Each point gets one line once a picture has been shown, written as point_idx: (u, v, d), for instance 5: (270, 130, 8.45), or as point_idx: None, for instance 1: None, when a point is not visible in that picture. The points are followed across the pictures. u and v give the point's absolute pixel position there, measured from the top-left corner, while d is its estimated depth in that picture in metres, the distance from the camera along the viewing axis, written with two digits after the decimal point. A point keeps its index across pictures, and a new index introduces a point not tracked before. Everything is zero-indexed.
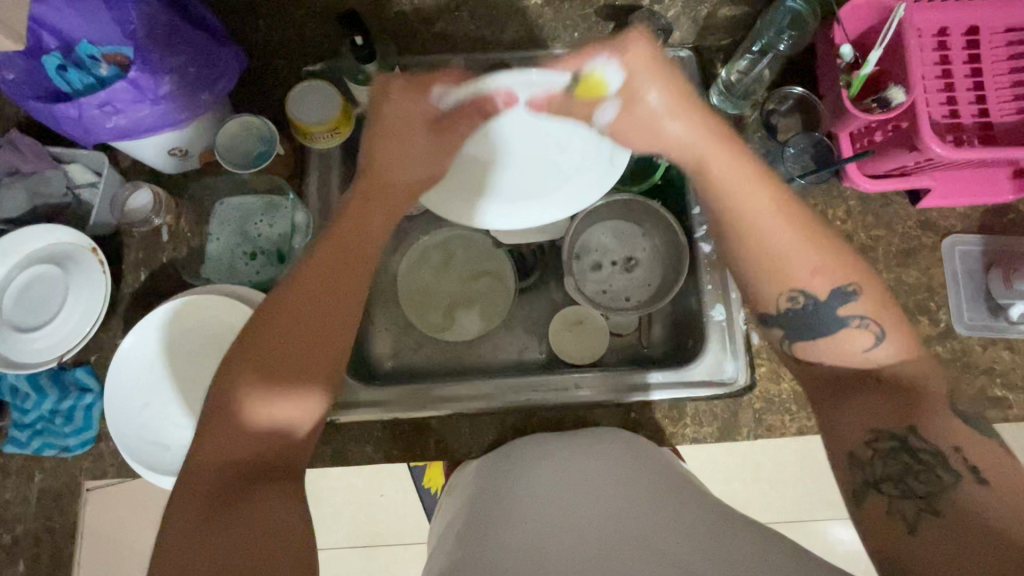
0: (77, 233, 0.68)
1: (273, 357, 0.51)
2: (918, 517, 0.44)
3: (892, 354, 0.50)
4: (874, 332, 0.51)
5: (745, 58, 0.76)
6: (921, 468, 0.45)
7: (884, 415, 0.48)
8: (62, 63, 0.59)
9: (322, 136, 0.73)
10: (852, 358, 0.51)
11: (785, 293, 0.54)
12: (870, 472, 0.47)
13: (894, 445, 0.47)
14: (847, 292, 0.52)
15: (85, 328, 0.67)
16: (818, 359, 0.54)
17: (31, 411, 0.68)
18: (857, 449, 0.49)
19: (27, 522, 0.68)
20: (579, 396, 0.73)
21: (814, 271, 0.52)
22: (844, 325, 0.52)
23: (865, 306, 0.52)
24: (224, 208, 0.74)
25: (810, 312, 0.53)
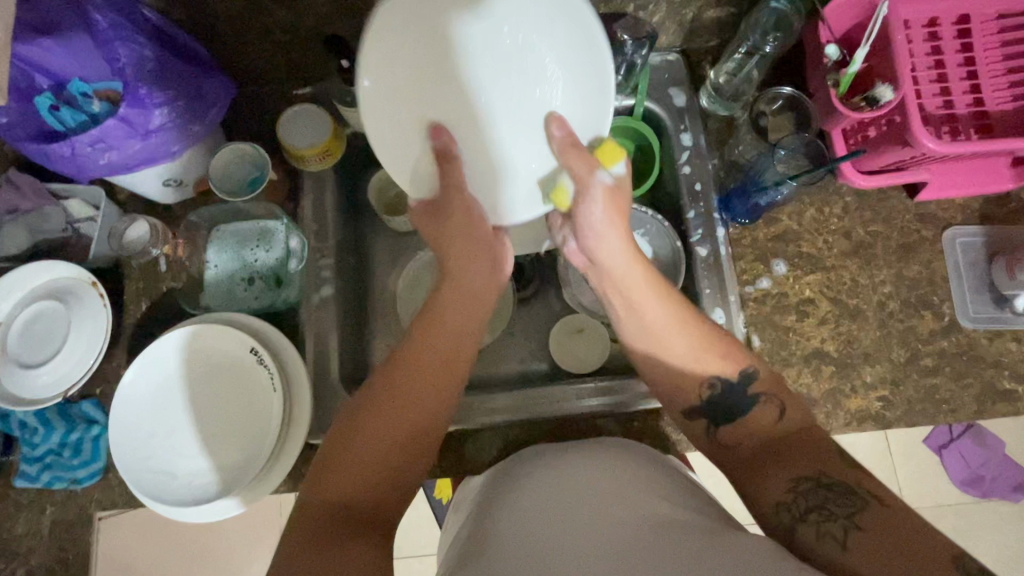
0: (78, 269, 0.69)
1: (409, 407, 0.56)
2: (847, 534, 0.45)
3: (794, 420, 0.56)
4: (774, 403, 0.57)
5: (733, 59, 0.75)
6: (836, 496, 0.48)
7: (791, 462, 0.52)
8: (54, 102, 0.60)
9: (315, 159, 0.73)
10: (753, 423, 0.57)
11: (700, 386, 0.60)
12: (795, 510, 0.49)
13: (812, 484, 0.49)
14: (748, 372, 0.59)
15: (89, 361, 0.67)
16: (733, 436, 0.58)
17: (39, 445, 0.69)
18: (779, 503, 0.50)
19: (40, 555, 0.69)
20: (583, 406, 0.73)
21: (691, 349, 0.60)
22: (753, 404, 0.58)
23: (758, 388, 0.58)
24: (222, 235, 0.75)
25: (726, 404, 0.59)
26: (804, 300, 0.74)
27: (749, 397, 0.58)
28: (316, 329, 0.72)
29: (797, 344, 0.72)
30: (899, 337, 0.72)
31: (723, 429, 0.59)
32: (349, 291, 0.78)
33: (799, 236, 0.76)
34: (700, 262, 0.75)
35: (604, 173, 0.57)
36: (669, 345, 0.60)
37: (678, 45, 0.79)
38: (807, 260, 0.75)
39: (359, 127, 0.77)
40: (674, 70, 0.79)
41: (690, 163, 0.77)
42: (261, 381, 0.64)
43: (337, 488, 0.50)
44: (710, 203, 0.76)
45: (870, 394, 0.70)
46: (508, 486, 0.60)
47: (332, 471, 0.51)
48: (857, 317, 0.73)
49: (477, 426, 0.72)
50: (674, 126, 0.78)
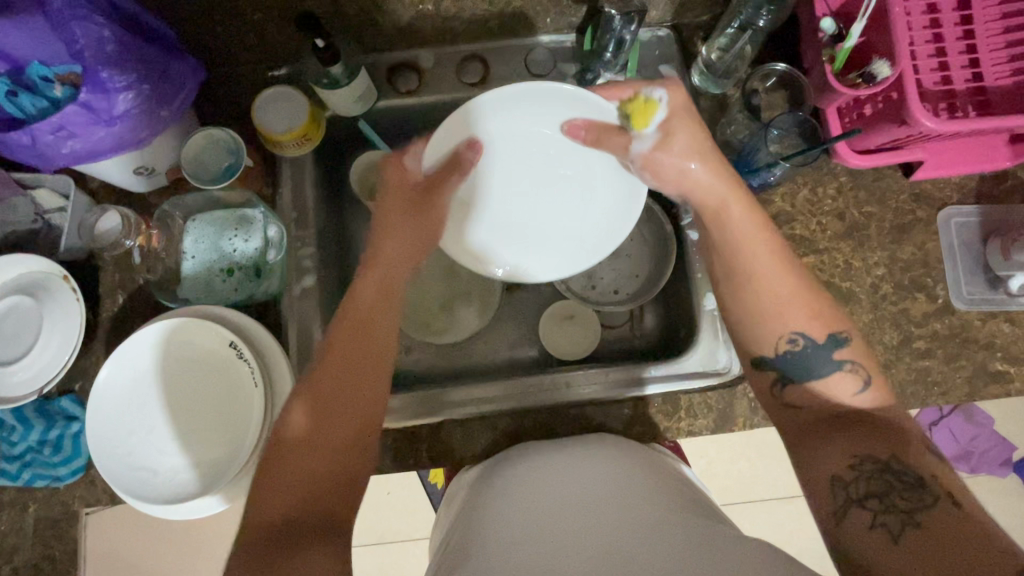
0: (49, 262, 0.66)
1: (340, 405, 0.53)
2: (902, 529, 0.43)
3: (867, 401, 0.51)
4: (859, 373, 0.52)
5: (726, 34, 0.73)
6: (905, 486, 0.45)
7: (865, 443, 0.48)
8: (12, 88, 0.57)
9: (292, 145, 0.71)
10: (830, 388, 0.53)
11: (779, 335, 0.55)
12: (853, 490, 0.47)
13: (877, 467, 0.47)
14: (837, 337, 0.54)
15: (64, 357, 0.66)
16: (801, 397, 0.54)
17: (18, 443, 0.67)
18: (837, 478, 0.48)
19: (25, 552, 0.68)
20: (579, 393, 0.72)
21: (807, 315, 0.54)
22: (837, 369, 0.53)
23: (848, 352, 0.54)
24: (198, 225, 0.72)
25: (790, 363, 0.55)
26: None
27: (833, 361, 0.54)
28: (299, 320, 0.70)
29: None
30: (892, 320, 0.71)
31: (787, 388, 0.55)
32: (332, 280, 0.76)
33: (791, 218, 0.74)
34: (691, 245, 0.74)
35: (638, 140, 0.64)
36: (788, 313, 0.55)
37: (669, 20, 0.77)
38: (800, 242, 0.73)
39: (337, 110, 0.74)
40: (664, 47, 0.77)
41: None
42: (241, 375, 0.62)
43: (283, 506, 0.48)
44: None
45: None
46: (497, 477, 0.61)
47: (273, 472, 0.50)
48: (850, 300, 0.72)
49: (469, 414, 0.72)
50: None
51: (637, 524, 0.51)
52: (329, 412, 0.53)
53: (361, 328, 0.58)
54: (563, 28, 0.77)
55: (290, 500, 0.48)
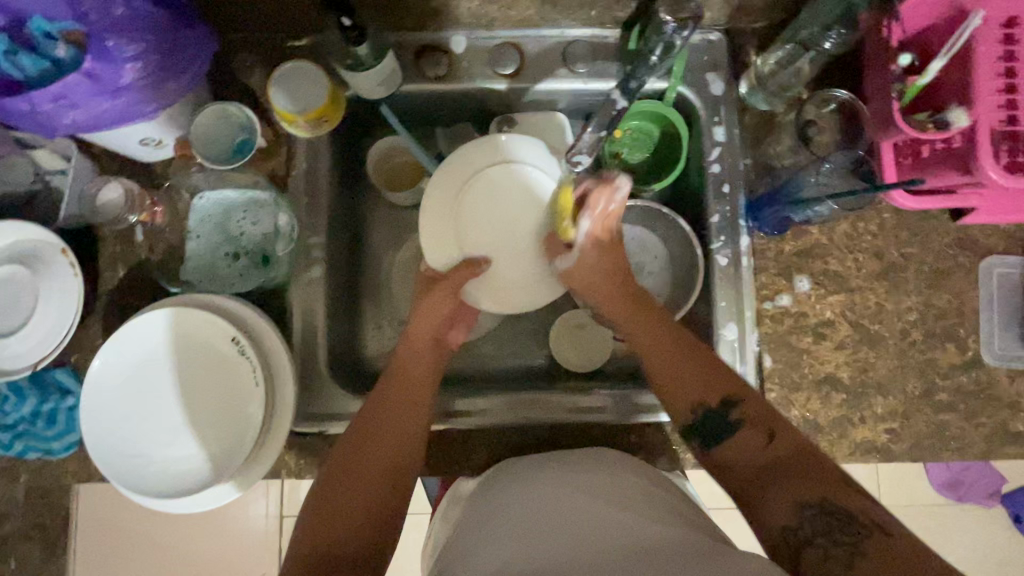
0: (45, 232, 0.62)
1: (371, 440, 0.59)
2: (852, 559, 0.45)
3: (782, 448, 0.53)
4: (762, 427, 0.55)
5: (782, 49, 0.68)
6: (840, 522, 0.46)
7: (789, 488, 0.50)
8: (11, 46, 0.53)
9: (308, 126, 0.67)
10: (744, 444, 0.55)
11: (691, 406, 0.59)
12: (802, 531, 0.48)
13: (816, 509, 0.48)
14: (729, 400, 0.58)
15: (59, 334, 0.62)
16: (723, 456, 0.56)
17: (10, 413, 0.66)
18: (784, 525, 0.49)
19: (15, 520, 0.68)
20: (580, 416, 0.70)
21: (703, 384, 0.59)
22: (737, 428, 0.56)
23: (741, 413, 0.57)
24: (204, 204, 0.68)
25: (715, 427, 0.57)
26: (823, 322, 0.69)
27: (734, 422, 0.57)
28: (303, 315, 0.67)
29: (809, 368, 0.69)
30: (917, 369, 0.69)
31: (714, 450, 0.57)
32: (340, 271, 0.73)
33: (826, 252, 0.70)
34: (719, 272, 0.70)
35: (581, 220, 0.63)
36: (683, 387, 0.60)
37: (722, 23, 0.72)
38: (833, 279, 0.70)
39: (360, 91, 0.70)
40: (714, 53, 0.72)
41: (721, 161, 0.71)
42: (242, 372, 0.59)
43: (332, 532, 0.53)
44: (737, 208, 0.71)
45: (878, 425, 0.68)
46: (494, 497, 0.60)
47: (328, 507, 0.54)
48: (876, 344, 0.69)
49: (456, 427, 0.70)
50: (707, 118, 0.72)
51: (623, 519, 0.52)
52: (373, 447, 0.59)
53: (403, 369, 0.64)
54: (607, 21, 0.73)
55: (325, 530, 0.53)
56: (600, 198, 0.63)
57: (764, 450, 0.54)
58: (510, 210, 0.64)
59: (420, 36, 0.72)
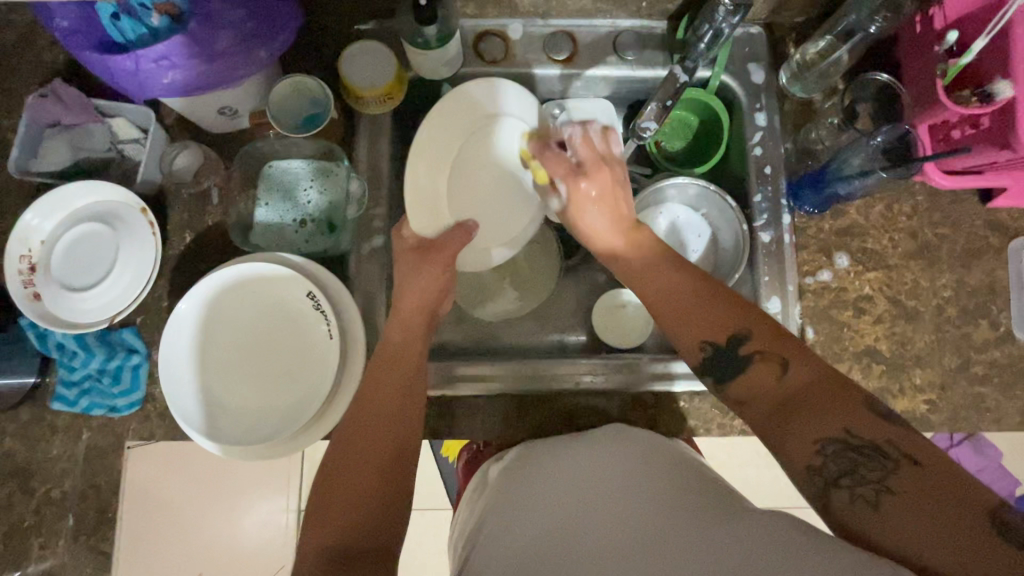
0: (125, 192, 0.66)
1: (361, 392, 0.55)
2: (879, 497, 0.42)
3: (799, 377, 0.48)
4: (772, 359, 0.49)
5: (824, 40, 0.73)
6: (865, 461, 0.43)
7: (809, 424, 0.45)
8: (116, 10, 0.57)
9: (373, 102, 0.70)
10: (752, 379, 0.50)
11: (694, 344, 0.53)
12: (828, 473, 0.44)
13: (840, 447, 0.44)
14: (735, 336, 0.51)
15: (136, 291, 0.65)
16: (741, 395, 0.51)
17: (78, 369, 0.68)
18: (811, 467, 0.45)
19: (75, 479, 0.68)
20: (585, 385, 0.72)
21: (714, 321, 0.53)
22: (747, 364, 0.50)
23: (751, 348, 0.51)
24: (273, 173, 0.71)
25: (723, 363, 0.52)
26: (863, 297, 0.72)
27: (743, 358, 0.51)
28: (366, 281, 0.69)
29: (850, 341, 0.71)
30: (952, 343, 0.72)
31: (728, 389, 0.52)
32: None
33: (864, 232, 0.74)
34: (762, 248, 0.74)
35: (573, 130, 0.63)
36: (687, 324, 0.54)
37: (763, 17, 0.76)
38: (871, 257, 0.73)
39: (423, 72, 0.73)
40: (755, 44, 0.76)
41: (763, 144, 0.75)
42: (316, 328, 0.62)
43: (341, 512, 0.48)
44: (779, 188, 0.74)
45: (917, 396, 0.70)
46: (516, 477, 0.57)
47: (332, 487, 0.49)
48: (913, 319, 0.72)
49: (462, 391, 0.71)
50: (749, 105, 0.76)
51: (654, 502, 0.49)
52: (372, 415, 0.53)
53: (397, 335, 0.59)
54: (655, 14, 0.77)
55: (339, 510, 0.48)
56: (572, 128, 0.63)
57: (779, 384, 0.48)
58: (477, 178, 0.69)
59: (479, 23, 0.77)
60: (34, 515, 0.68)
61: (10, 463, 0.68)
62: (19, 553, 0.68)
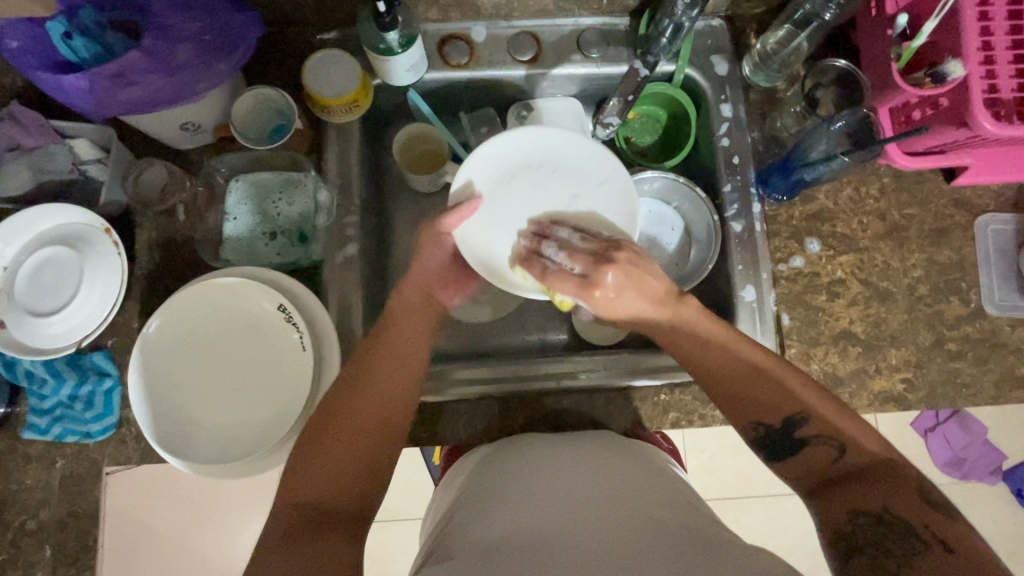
0: (89, 213, 0.65)
1: (365, 400, 0.56)
2: (899, 571, 0.44)
3: (859, 457, 0.52)
4: (834, 441, 0.53)
5: (783, 29, 0.74)
6: (897, 536, 0.46)
7: (852, 499, 0.50)
8: (67, 29, 0.55)
9: (339, 111, 0.70)
10: (811, 458, 0.54)
11: (758, 415, 0.56)
12: (854, 539, 0.48)
13: (872, 519, 0.48)
14: (793, 418, 0.55)
15: (103, 312, 0.64)
16: (786, 465, 0.56)
17: (49, 397, 0.66)
18: (840, 530, 0.49)
19: (51, 508, 0.67)
20: (574, 381, 0.71)
21: (769, 407, 0.56)
22: (806, 445, 0.54)
23: (813, 428, 0.54)
24: (241, 185, 0.70)
25: (779, 441, 0.56)
26: (836, 280, 0.73)
27: (800, 439, 0.55)
28: (341, 289, 0.69)
29: (826, 325, 0.72)
30: (926, 322, 0.73)
31: (775, 465, 0.57)
32: (371, 250, 0.75)
33: (833, 216, 0.75)
34: (734, 237, 0.74)
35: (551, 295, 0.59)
36: (743, 407, 0.57)
37: (723, 10, 0.77)
38: (841, 240, 0.74)
39: (388, 78, 0.73)
40: (717, 37, 0.77)
41: (730, 135, 0.76)
42: (288, 339, 0.61)
43: (312, 495, 0.51)
44: (748, 177, 0.75)
45: (894, 376, 0.71)
46: (510, 459, 0.58)
47: (303, 466, 0.53)
48: (886, 300, 0.73)
49: (454, 396, 0.71)
50: (714, 96, 0.77)
51: (631, 517, 0.49)
52: (354, 417, 0.55)
53: (398, 356, 0.59)
54: (617, 11, 0.78)
55: (307, 488, 0.52)
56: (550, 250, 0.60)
57: (839, 462, 0.52)
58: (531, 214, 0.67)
59: (442, 27, 0.77)
60: (11, 547, 0.66)
61: None
62: None
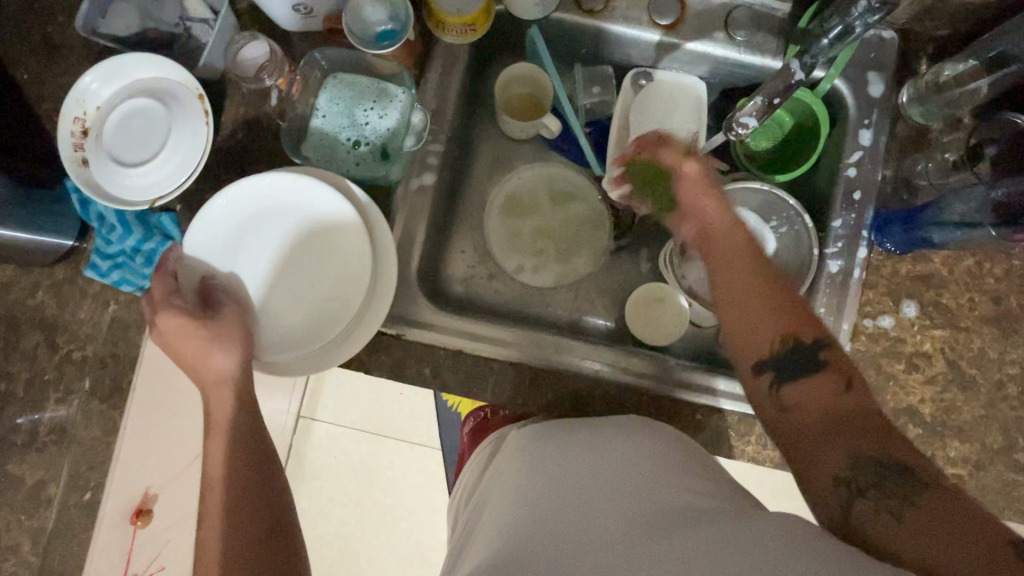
0: (187, 75, 0.63)
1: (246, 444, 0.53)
2: (903, 510, 0.41)
3: (854, 401, 0.47)
4: (840, 372, 0.49)
5: (963, 65, 0.65)
6: (899, 480, 0.42)
7: (850, 443, 0.44)
8: None
9: (456, 31, 0.67)
10: (811, 389, 0.49)
11: (771, 339, 0.52)
12: (857, 486, 0.43)
13: (879, 471, 0.42)
14: (819, 337, 0.51)
15: (178, 179, 0.63)
16: (796, 398, 0.49)
17: (113, 243, 0.68)
18: (840, 481, 0.44)
19: (97, 345, 0.70)
20: (607, 373, 0.69)
21: (773, 309, 0.53)
22: (819, 370, 0.49)
23: (831, 353, 0.50)
24: (337, 83, 0.67)
25: (793, 364, 0.50)
26: (920, 353, 0.67)
27: (816, 361, 0.50)
28: (408, 213, 0.68)
29: (893, 396, 0.67)
30: (1001, 423, 0.67)
31: (787, 387, 0.50)
32: (446, 184, 0.73)
33: (942, 284, 0.68)
34: (826, 278, 0.69)
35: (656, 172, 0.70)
36: (745, 315, 0.53)
37: (900, 22, 0.68)
38: (941, 313, 0.67)
39: (512, 9, 0.69)
40: (882, 51, 0.68)
41: (858, 166, 0.68)
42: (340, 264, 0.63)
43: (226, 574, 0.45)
44: (864, 218, 0.68)
45: (946, 468, 0.66)
46: (538, 451, 0.59)
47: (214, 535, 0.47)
48: (967, 388, 0.67)
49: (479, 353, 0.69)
50: (856, 119, 0.68)
51: (663, 491, 0.50)
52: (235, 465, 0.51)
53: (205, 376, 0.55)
54: None
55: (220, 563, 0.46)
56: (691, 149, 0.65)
57: (841, 396, 0.47)
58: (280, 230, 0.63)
59: None
60: (55, 370, 0.70)
61: (38, 315, 0.70)
62: (36, 400, 0.70)
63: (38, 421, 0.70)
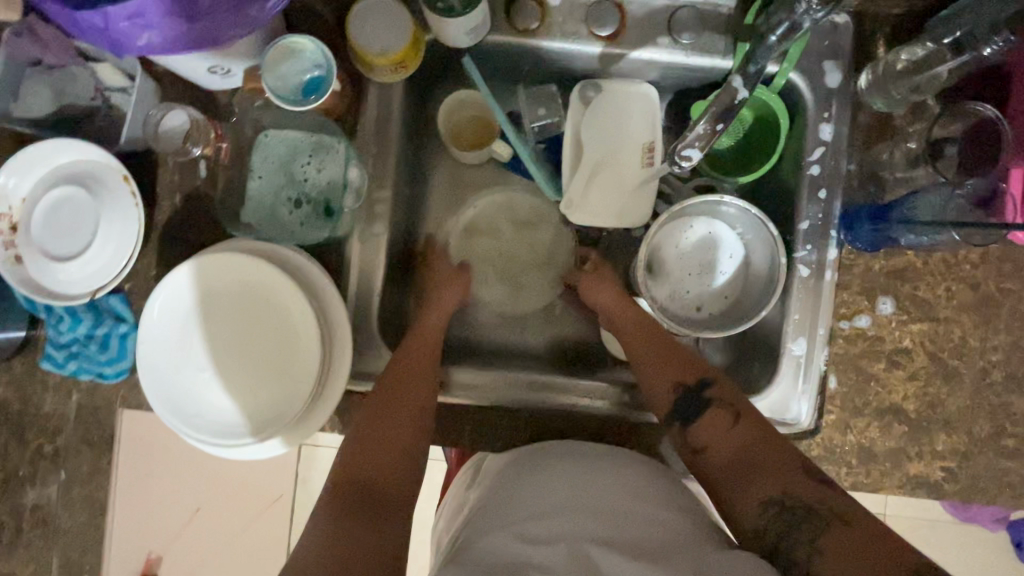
0: (109, 156, 0.61)
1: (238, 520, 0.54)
2: (816, 541, 0.47)
3: (746, 430, 0.55)
4: (729, 409, 0.57)
5: (924, 47, 0.61)
6: (803, 518, 0.48)
7: (764, 476, 0.52)
8: None
9: (385, 71, 0.62)
10: (712, 426, 0.57)
11: (671, 390, 0.60)
12: (773, 521, 0.49)
13: (781, 501, 0.50)
14: (704, 380, 0.60)
15: (118, 265, 0.62)
16: (702, 444, 0.57)
17: (65, 332, 0.67)
18: (759, 512, 0.50)
19: (67, 436, 0.69)
20: (586, 406, 0.68)
21: (667, 378, 0.61)
22: (710, 408, 0.58)
23: (717, 392, 0.59)
24: (269, 141, 0.65)
25: (688, 407, 0.59)
26: (900, 349, 0.66)
27: (705, 399, 0.59)
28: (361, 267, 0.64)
29: (875, 395, 0.66)
30: (988, 411, 0.66)
31: (692, 434, 0.58)
32: (399, 227, 0.70)
33: (918, 276, 0.66)
34: (798, 282, 0.66)
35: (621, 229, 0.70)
36: (662, 371, 0.61)
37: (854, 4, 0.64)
38: (919, 305, 0.66)
39: (439, 36, 0.65)
40: (837, 37, 0.64)
41: (821, 162, 0.65)
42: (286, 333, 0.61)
43: None
44: (831, 215, 0.65)
45: (935, 462, 0.65)
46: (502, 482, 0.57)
47: None
48: (951, 380, 0.66)
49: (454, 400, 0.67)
50: (816, 113, 0.65)
51: (619, 521, 0.50)
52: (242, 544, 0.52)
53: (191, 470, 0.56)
54: None
55: None
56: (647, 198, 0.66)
57: (734, 428, 0.56)
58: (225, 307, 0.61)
59: None
60: (29, 466, 0.69)
61: (3, 413, 0.69)
62: (16, 497, 0.70)
63: (22, 516, 0.70)
